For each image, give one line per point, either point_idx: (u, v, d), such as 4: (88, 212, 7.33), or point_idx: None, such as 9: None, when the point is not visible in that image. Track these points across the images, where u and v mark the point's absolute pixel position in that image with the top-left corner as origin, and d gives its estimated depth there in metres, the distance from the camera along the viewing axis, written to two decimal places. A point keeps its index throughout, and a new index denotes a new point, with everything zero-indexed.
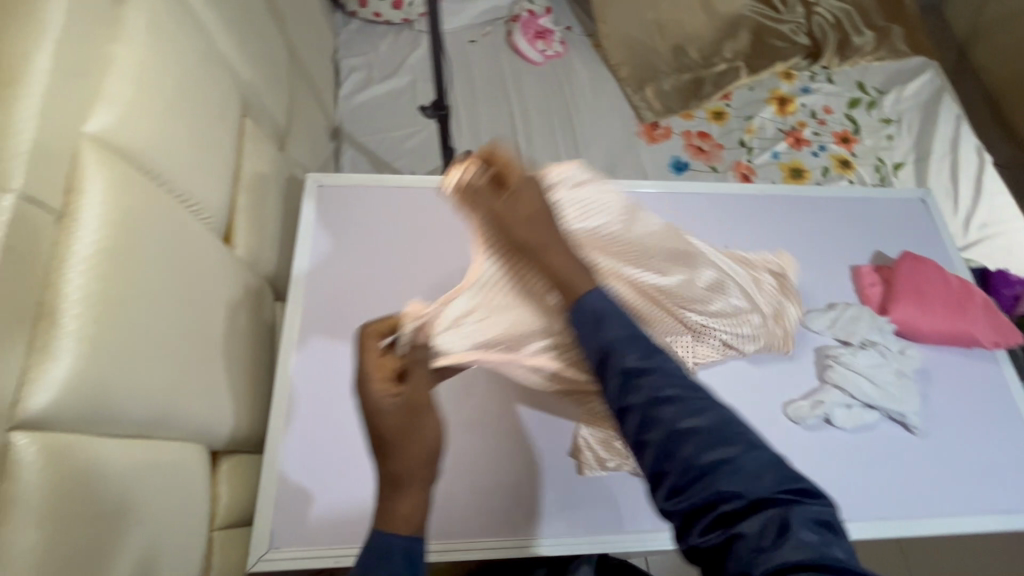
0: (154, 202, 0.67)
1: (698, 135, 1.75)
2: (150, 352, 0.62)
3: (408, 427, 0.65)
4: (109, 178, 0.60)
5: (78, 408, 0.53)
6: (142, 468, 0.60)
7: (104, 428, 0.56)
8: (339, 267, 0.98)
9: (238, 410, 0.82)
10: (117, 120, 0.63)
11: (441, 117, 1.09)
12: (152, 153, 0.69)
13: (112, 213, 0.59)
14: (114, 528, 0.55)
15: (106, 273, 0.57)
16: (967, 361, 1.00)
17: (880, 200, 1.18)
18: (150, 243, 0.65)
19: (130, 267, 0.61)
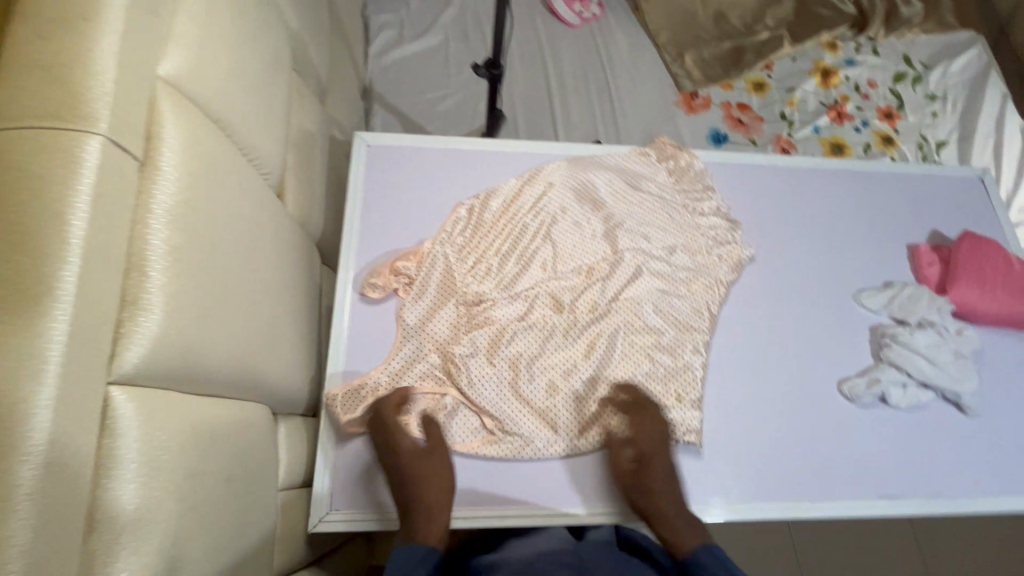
0: (224, 153, 0.64)
1: (738, 106, 1.70)
2: (226, 310, 0.61)
3: (411, 456, 0.77)
4: (184, 124, 0.57)
5: (167, 363, 0.51)
6: (222, 426, 0.60)
7: (190, 385, 0.55)
8: (388, 230, 0.95)
9: (295, 371, 0.80)
10: (186, 63, 0.60)
11: (493, 77, 1.05)
12: (219, 101, 0.66)
13: (189, 161, 0.56)
14: (205, 486, 0.54)
15: (188, 224, 0.55)
16: (1022, 344, 0.99)
17: (938, 177, 1.15)
18: (222, 195, 0.62)
19: (207, 219, 0.58)
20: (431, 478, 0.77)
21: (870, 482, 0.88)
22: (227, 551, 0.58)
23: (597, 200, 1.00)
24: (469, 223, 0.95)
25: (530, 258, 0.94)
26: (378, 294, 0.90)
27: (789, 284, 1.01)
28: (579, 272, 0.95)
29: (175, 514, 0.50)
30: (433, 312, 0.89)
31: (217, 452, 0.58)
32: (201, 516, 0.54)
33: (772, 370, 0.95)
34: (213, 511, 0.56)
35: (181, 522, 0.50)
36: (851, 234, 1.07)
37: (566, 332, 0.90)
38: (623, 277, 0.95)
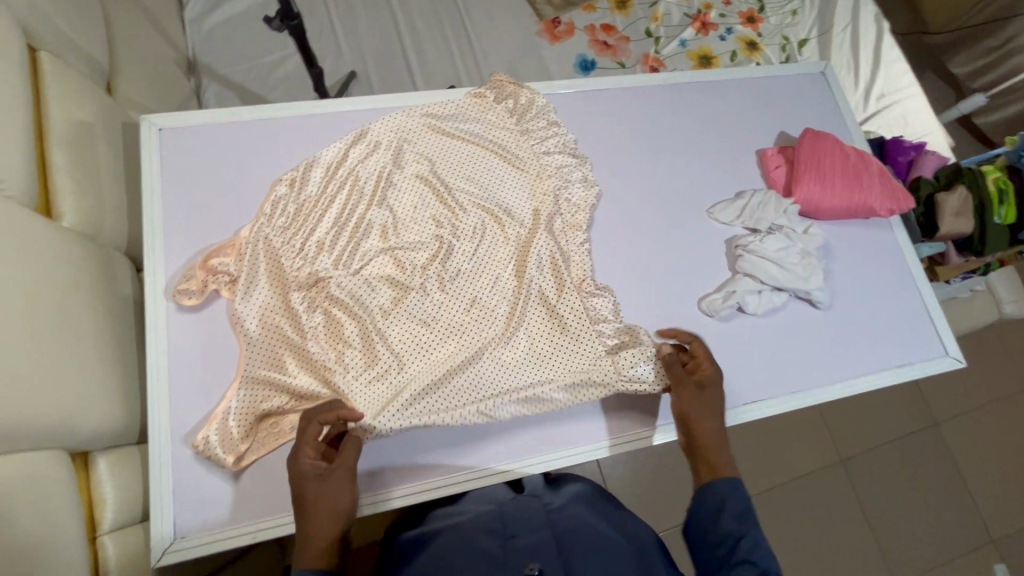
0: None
1: (602, 28, 1.62)
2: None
3: (319, 478, 0.68)
4: None
5: None
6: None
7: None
8: (200, 226, 0.85)
9: (104, 401, 0.72)
10: None
11: (292, 29, 0.93)
12: None
13: None
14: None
15: None
16: (865, 231, 1.04)
17: (783, 78, 1.14)
18: None
19: None
20: (319, 497, 0.67)
21: (737, 392, 0.90)
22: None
23: (429, 153, 0.93)
24: (296, 200, 0.86)
25: (366, 228, 0.87)
26: (194, 300, 0.80)
27: (645, 209, 0.99)
28: (425, 235, 0.89)
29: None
30: (268, 307, 0.81)
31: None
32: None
33: (638, 300, 0.93)
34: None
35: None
36: (702, 149, 1.05)
37: (419, 301, 0.85)
38: (470, 233, 0.90)
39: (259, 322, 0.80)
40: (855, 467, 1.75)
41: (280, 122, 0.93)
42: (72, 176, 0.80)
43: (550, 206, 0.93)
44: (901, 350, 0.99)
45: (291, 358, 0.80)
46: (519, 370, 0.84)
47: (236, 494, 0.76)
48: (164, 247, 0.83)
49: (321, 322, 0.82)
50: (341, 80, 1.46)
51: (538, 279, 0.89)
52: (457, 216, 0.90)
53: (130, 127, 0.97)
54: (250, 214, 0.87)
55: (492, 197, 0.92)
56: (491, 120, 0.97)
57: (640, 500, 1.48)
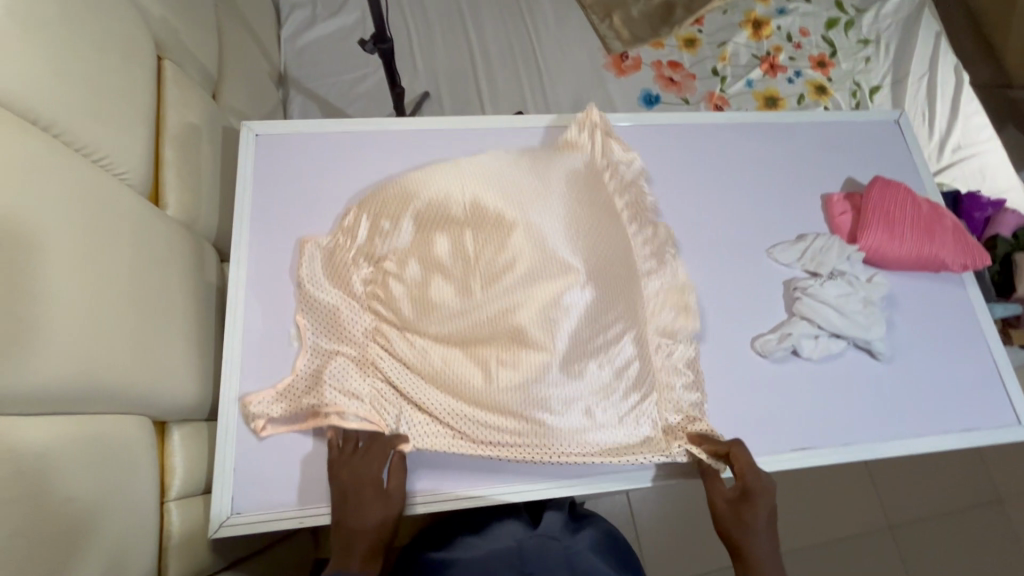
0: (38, 157, 0.61)
1: (669, 64, 1.65)
2: (50, 325, 0.59)
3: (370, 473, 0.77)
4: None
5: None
6: (61, 441, 0.59)
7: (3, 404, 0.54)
8: (282, 226, 0.93)
9: (182, 377, 0.78)
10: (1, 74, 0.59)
11: (383, 52, 1.00)
12: (49, 108, 0.64)
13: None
14: (35, 499, 0.54)
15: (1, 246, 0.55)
16: (940, 284, 1.00)
17: (855, 125, 1.13)
18: (53, 203, 0.62)
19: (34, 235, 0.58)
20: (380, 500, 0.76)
21: (785, 437, 0.88)
22: (78, 567, 0.57)
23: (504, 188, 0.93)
24: (395, 202, 0.87)
25: (450, 235, 0.85)
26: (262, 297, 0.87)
27: (702, 245, 1.00)
28: (490, 262, 0.82)
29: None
30: (323, 325, 0.85)
31: (50, 468, 0.57)
32: (32, 535, 0.53)
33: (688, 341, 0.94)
34: (48, 530, 0.55)
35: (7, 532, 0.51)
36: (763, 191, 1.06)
37: (475, 350, 0.81)
38: (548, 257, 0.82)
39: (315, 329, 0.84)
40: (905, 534, 1.64)
41: (365, 135, 1.00)
42: (178, 172, 0.89)
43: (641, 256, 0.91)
44: (964, 414, 0.93)
45: (331, 384, 0.80)
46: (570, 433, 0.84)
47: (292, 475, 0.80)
48: (250, 245, 0.91)
49: (386, 356, 0.83)
50: (415, 99, 1.55)
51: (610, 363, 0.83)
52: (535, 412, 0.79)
53: (229, 131, 1.07)
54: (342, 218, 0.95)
55: (593, 220, 0.87)
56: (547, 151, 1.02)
57: (671, 538, 1.44)
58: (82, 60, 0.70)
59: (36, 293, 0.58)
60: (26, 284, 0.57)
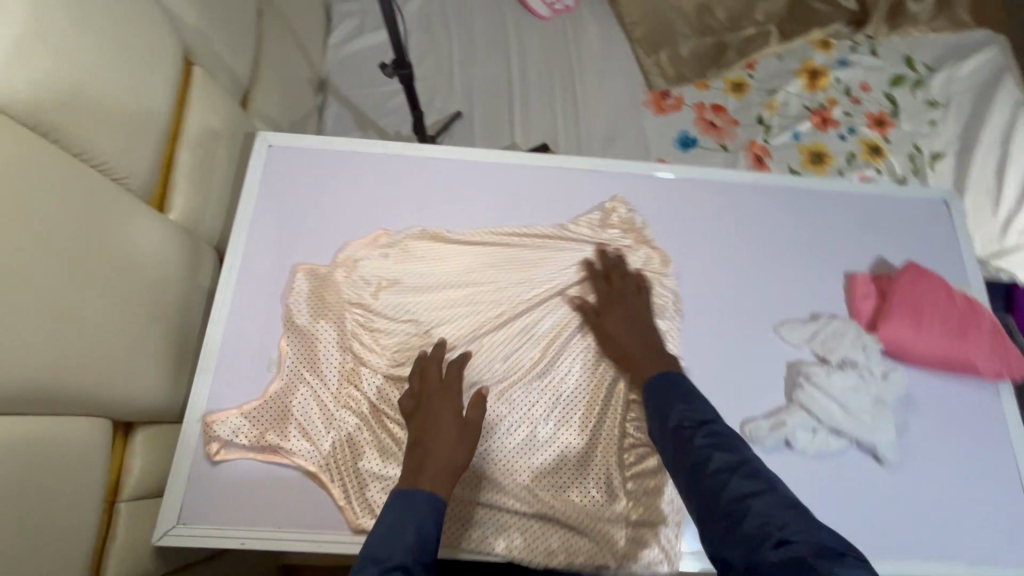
0: (39, 163, 0.63)
1: (712, 107, 1.59)
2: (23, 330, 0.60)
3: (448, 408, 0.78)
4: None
5: None
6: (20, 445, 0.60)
7: None
8: (279, 241, 0.94)
9: (152, 381, 0.79)
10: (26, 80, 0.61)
11: (403, 76, 0.99)
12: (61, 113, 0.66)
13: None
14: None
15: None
16: (971, 391, 0.89)
17: (896, 200, 1.04)
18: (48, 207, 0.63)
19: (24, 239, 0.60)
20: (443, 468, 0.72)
21: None
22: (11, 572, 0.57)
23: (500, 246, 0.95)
24: (418, 250, 0.94)
25: (461, 296, 0.92)
26: (239, 318, 0.89)
27: (709, 312, 0.93)
28: (492, 329, 0.90)
29: None
30: (299, 362, 0.86)
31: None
32: None
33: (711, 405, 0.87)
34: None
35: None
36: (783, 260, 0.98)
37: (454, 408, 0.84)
38: (541, 336, 0.90)
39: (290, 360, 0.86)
40: None
41: (376, 157, 1.00)
42: (187, 176, 0.91)
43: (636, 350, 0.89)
44: (977, 542, 0.83)
45: (297, 423, 0.82)
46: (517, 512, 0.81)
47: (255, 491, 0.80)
48: (243, 257, 0.92)
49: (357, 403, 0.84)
50: (446, 117, 1.55)
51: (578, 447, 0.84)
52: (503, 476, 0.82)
53: (250, 138, 1.10)
54: (342, 239, 0.95)
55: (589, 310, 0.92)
56: (557, 194, 1.00)
57: None
58: (101, 70, 0.72)
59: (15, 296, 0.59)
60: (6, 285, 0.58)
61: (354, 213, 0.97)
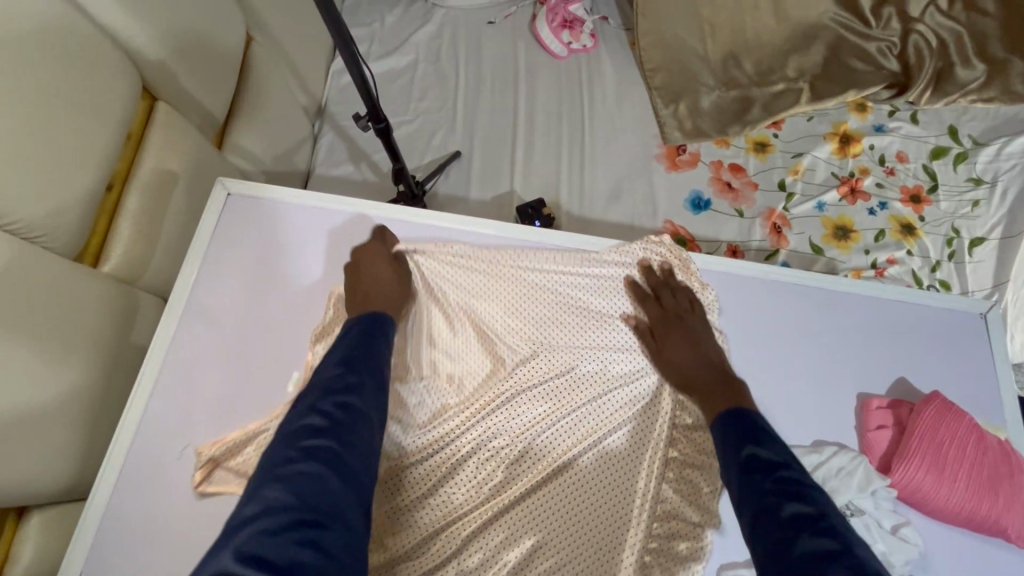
0: None
1: (729, 167, 1.47)
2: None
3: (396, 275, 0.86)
4: None
5: None
6: None
7: None
8: (223, 310, 0.87)
9: (57, 459, 0.71)
10: None
11: (379, 129, 0.91)
12: None
13: None
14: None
15: None
16: (1000, 557, 0.75)
17: (925, 308, 0.91)
18: None
19: None
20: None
21: None
22: None
23: (537, 288, 0.91)
24: (462, 295, 0.90)
25: (500, 345, 0.88)
26: (168, 391, 0.83)
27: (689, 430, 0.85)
28: (526, 391, 0.86)
29: None
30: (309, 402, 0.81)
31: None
32: None
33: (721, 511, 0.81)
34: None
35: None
36: (785, 371, 0.86)
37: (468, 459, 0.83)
38: (576, 404, 0.86)
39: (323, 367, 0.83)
40: None
41: (341, 221, 0.93)
42: (132, 223, 0.84)
43: (669, 429, 0.85)
44: None
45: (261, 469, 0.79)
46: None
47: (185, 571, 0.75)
48: (179, 325, 0.86)
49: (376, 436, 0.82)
50: (444, 157, 1.46)
51: (595, 523, 0.81)
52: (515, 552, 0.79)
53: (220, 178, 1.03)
54: (289, 317, 0.88)
55: (628, 383, 0.87)
56: (535, 280, 0.91)
57: None
58: (15, 114, 0.64)
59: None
60: None
61: (305, 289, 0.90)
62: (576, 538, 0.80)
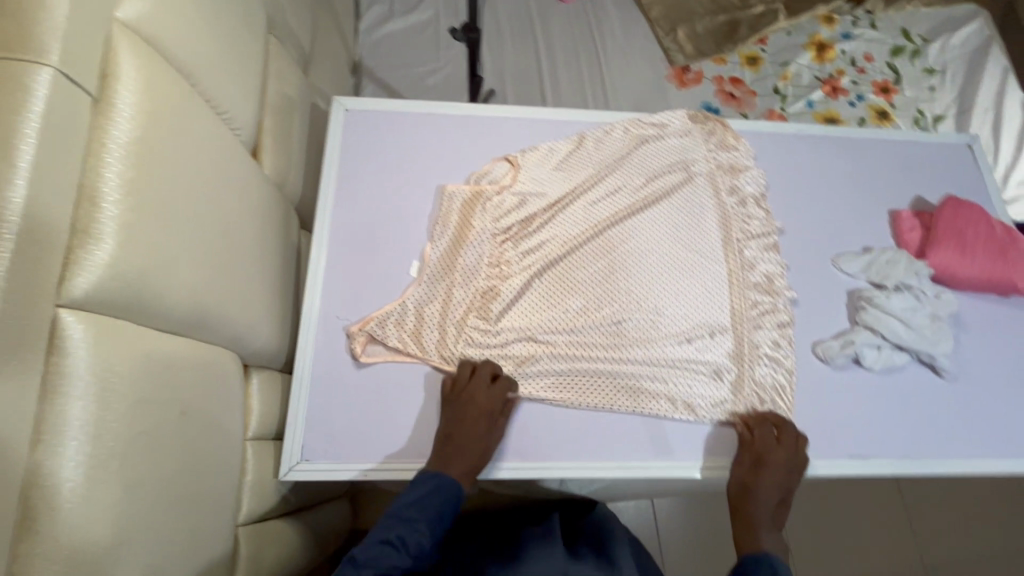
0: (180, 90, 0.63)
1: (730, 80, 1.68)
2: (183, 255, 0.60)
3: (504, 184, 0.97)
4: (144, 66, 0.57)
5: (130, 296, 0.53)
6: (176, 361, 0.58)
7: (130, 312, 0.53)
8: (367, 201, 0.97)
9: (267, 327, 0.81)
10: (149, 6, 0.61)
11: (471, 41, 1.05)
12: (188, 47, 0.66)
13: (147, 99, 0.57)
14: (156, 411, 0.54)
15: (146, 162, 0.55)
16: (1009, 310, 0.98)
17: (925, 145, 1.13)
18: (184, 129, 0.62)
19: (170, 158, 0.59)
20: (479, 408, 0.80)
21: (845, 445, 0.88)
22: (182, 487, 0.58)
23: (602, 150, 1.03)
24: (538, 167, 1.00)
25: (582, 199, 0.99)
26: (334, 278, 0.91)
27: (771, 237, 0.99)
28: (609, 237, 0.96)
29: (117, 446, 0.49)
30: (438, 275, 0.91)
31: (169, 388, 0.56)
32: (147, 446, 0.53)
33: (808, 312, 0.96)
34: (161, 444, 0.55)
35: (130, 444, 0.50)
36: (832, 203, 1.05)
37: (572, 292, 0.92)
38: (656, 242, 0.97)
39: (442, 242, 0.93)
40: None
41: (448, 119, 1.04)
42: (274, 136, 0.94)
43: (739, 240, 0.98)
44: None
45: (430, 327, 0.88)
46: (626, 387, 0.88)
47: (376, 438, 0.83)
48: (331, 221, 0.95)
49: (489, 285, 0.91)
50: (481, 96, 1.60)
51: (693, 327, 0.92)
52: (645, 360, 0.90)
53: (316, 109, 1.14)
54: (427, 203, 0.98)
55: (694, 214, 1.00)
56: (609, 142, 1.04)
57: (699, 554, 1.40)
58: (216, 14, 0.73)
59: (179, 223, 0.59)
60: (161, 198, 0.57)
61: (434, 176, 1.00)
62: (680, 342, 0.91)
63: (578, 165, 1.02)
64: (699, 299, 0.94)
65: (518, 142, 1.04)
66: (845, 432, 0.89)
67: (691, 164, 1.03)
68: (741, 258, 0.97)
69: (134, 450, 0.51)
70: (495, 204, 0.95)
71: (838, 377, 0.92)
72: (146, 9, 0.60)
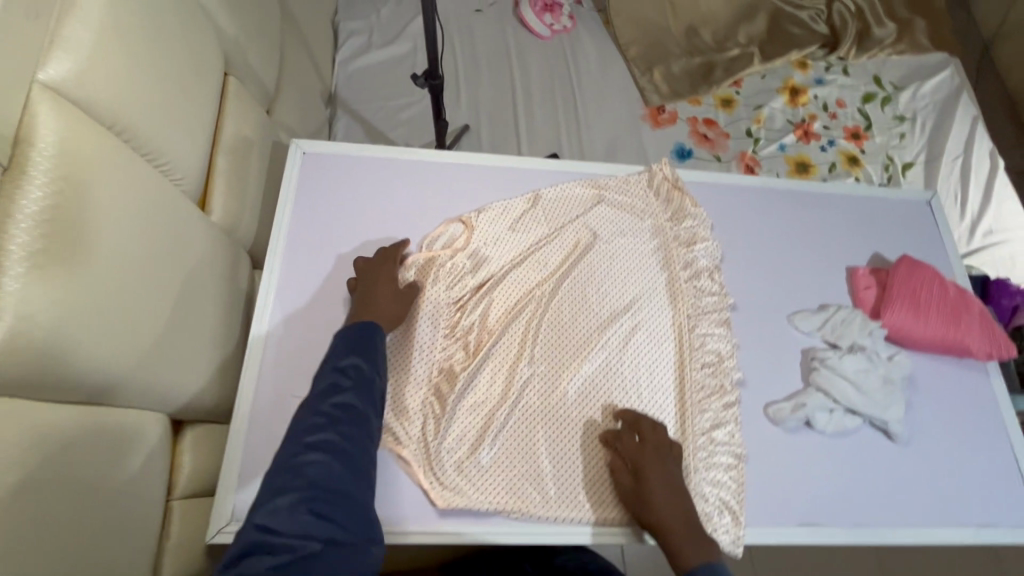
0: (109, 150, 0.62)
1: (704, 121, 1.70)
2: (104, 323, 0.58)
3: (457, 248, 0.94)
4: (64, 131, 0.56)
5: (31, 371, 0.51)
6: (78, 432, 0.57)
7: (30, 386, 0.52)
8: (319, 245, 0.95)
9: (203, 380, 0.79)
10: (78, 67, 0.60)
11: (433, 87, 1.04)
12: (125, 105, 0.66)
13: (64, 167, 0.55)
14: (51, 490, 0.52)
15: (59, 231, 0.54)
16: (962, 371, 0.98)
17: (886, 201, 1.14)
18: (114, 192, 0.61)
19: (93, 224, 0.58)
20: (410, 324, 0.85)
21: (796, 510, 0.86)
22: (81, 564, 0.55)
23: (559, 211, 1.01)
24: (492, 230, 0.97)
25: (538, 261, 0.97)
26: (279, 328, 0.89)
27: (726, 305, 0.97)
28: (564, 303, 0.94)
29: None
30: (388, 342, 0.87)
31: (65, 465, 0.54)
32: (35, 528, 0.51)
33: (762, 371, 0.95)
34: (55, 524, 0.52)
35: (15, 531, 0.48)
36: (791, 261, 1.05)
37: (525, 361, 0.89)
38: (611, 308, 0.95)
39: None
40: None
41: (408, 164, 1.03)
42: (226, 179, 0.93)
43: (692, 307, 0.96)
44: (982, 509, 0.90)
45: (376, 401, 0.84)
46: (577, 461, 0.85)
47: None
48: (281, 266, 0.93)
49: (439, 354, 0.88)
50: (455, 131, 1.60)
51: (645, 399, 0.89)
52: (588, 442, 0.86)
53: (278, 146, 1.12)
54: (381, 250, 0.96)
55: (647, 283, 0.97)
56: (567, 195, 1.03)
57: None
58: (160, 67, 0.73)
59: (96, 291, 0.58)
60: (79, 265, 0.56)
61: (390, 223, 0.98)
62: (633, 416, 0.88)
63: (533, 223, 0.99)
64: (652, 369, 0.91)
65: (478, 190, 1.03)
66: (800, 496, 0.87)
67: (648, 225, 1.02)
68: (693, 326, 0.94)
69: (19, 536, 0.49)
70: (448, 269, 0.92)
71: (789, 439, 0.91)
72: (75, 69, 0.60)
